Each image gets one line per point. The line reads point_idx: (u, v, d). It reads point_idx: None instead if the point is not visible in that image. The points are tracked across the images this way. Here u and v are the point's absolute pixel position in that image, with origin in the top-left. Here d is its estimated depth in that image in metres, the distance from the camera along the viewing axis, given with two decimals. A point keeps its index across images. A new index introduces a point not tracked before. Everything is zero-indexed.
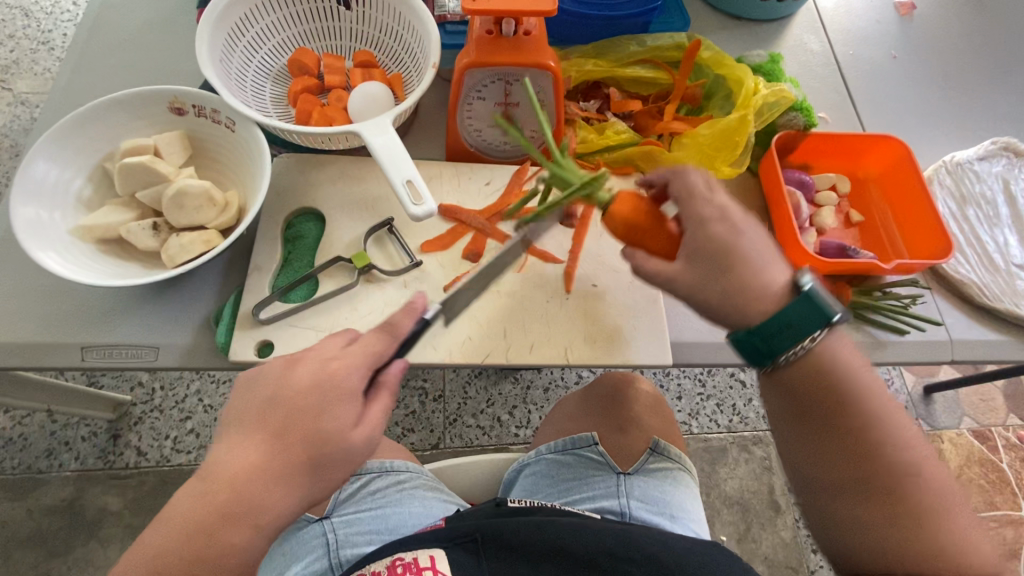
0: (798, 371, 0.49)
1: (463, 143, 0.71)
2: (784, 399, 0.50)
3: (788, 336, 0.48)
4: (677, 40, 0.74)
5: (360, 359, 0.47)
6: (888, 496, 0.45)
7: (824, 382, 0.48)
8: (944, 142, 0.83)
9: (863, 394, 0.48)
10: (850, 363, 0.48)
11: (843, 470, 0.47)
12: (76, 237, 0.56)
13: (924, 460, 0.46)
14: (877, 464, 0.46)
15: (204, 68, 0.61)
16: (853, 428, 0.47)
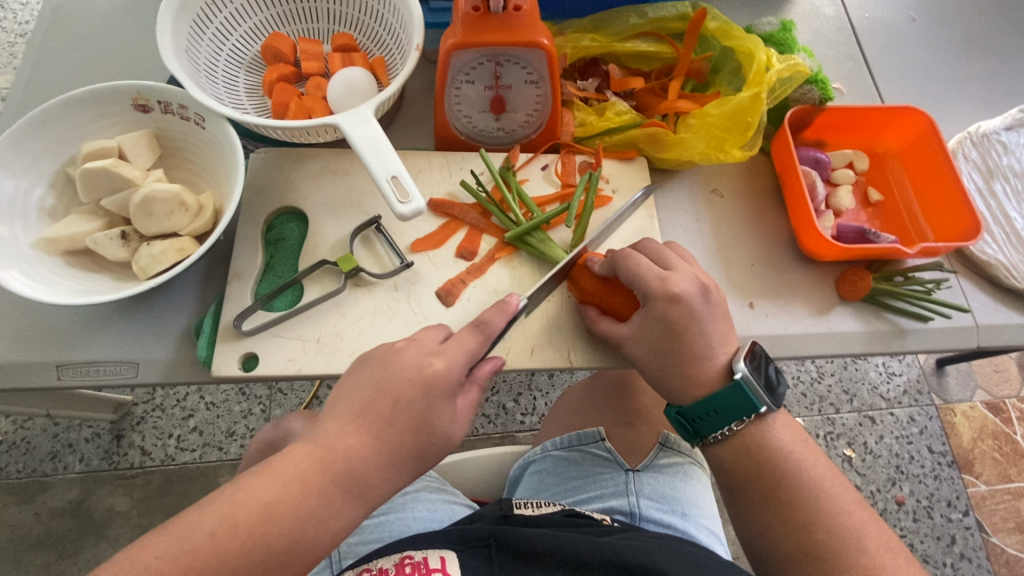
0: (736, 450, 0.54)
1: (453, 132, 0.66)
2: (728, 475, 0.55)
3: (714, 419, 0.53)
4: (680, 9, 0.69)
5: (459, 356, 0.49)
6: (823, 565, 0.50)
7: (757, 460, 0.53)
8: (967, 109, 0.78)
9: (798, 466, 0.53)
10: (782, 434, 0.54)
11: (787, 544, 0.51)
12: (41, 250, 0.52)
13: (859, 525, 0.51)
14: (813, 537, 0.50)
15: (168, 61, 0.56)
16: (795, 502, 0.52)
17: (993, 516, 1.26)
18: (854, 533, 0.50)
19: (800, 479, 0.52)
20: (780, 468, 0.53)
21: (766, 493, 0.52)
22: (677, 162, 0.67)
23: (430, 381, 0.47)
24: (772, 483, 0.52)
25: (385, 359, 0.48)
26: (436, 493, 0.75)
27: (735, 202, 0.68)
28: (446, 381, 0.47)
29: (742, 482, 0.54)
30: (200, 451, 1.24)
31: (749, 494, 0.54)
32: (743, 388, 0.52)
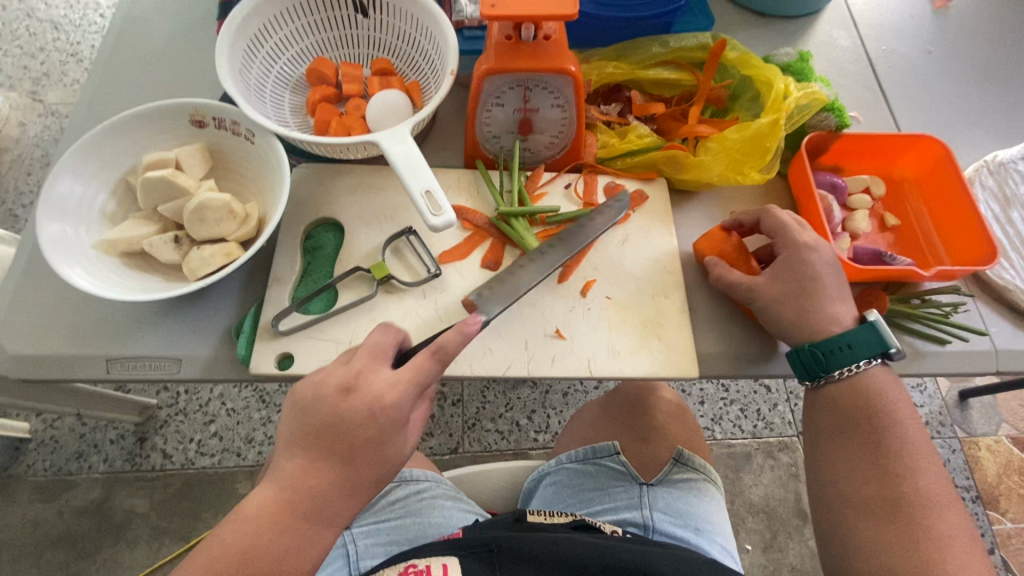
0: (848, 391, 0.56)
1: (481, 150, 0.69)
2: (829, 413, 0.57)
3: (846, 356, 0.56)
4: (700, 40, 0.72)
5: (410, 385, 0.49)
6: (900, 523, 0.52)
7: (863, 404, 0.55)
8: (983, 139, 0.80)
9: (899, 426, 0.55)
10: (893, 391, 0.56)
11: (872, 490, 0.53)
12: (101, 250, 0.56)
13: (942, 497, 0.53)
14: (904, 489, 0.53)
15: (223, 80, 0.61)
16: (898, 456, 0.54)
17: (1020, 555, 1.22)
18: (938, 501, 0.52)
19: (905, 443, 0.54)
20: (884, 412, 0.55)
21: (868, 446, 0.54)
22: (697, 183, 0.70)
23: (383, 420, 0.48)
24: (874, 429, 0.55)
25: (335, 401, 0.48)
26: (450, 501, 0.77)
27: None
28: (397, 418, 0.48)
29: (856, 424, 0.55)
30: (220, 456, 1.27)
31: (850, 439, 0.55)
32: (876, 329, 0.56)
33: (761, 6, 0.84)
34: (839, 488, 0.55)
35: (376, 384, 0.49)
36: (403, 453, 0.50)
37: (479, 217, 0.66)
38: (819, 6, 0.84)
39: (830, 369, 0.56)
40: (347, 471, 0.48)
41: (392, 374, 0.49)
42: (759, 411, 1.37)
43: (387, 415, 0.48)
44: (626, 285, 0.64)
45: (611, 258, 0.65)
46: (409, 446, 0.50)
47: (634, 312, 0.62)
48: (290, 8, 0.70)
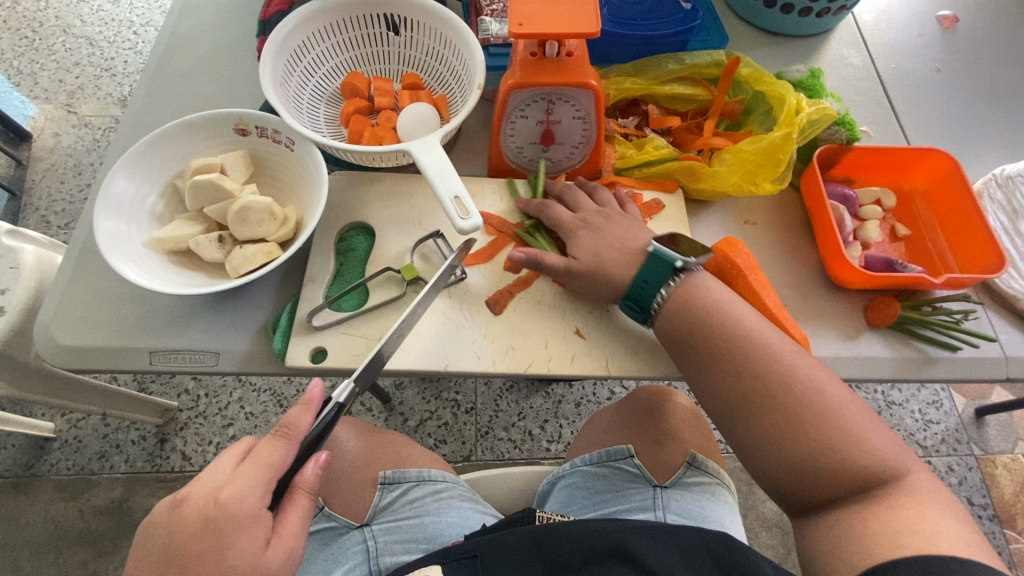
0: (670, 313, 0.60)
1: (505, 159, 0.73)
2: (670, 337, 0.60)
3: (649, 288, 0.61)
4: (715, 57, 0.75)
5: (256, 478, 0.48)
6: (772, 414, 0.53)
7: (682, 316, 0.59)
8: (993, 154, 0.82)
9: (828, 398, 0.53)
10: (698, 295, 0.60)
11: (736, 393, 0.55)
12: (150, 248, 0.60)
13: (809, 379, 0.54)
14: (757, 378, 0.55)
15: (266, 92, 0.66)
16: (732, 353, 0.56)
17: None
18: (800, 388, 0.53)
19: (830, 412, 0.52)
20: (761, 381, 0.54)
21: (802, 422, 0.52)
22: (712, 193, 0.72)
23: (220, 519, 0.46)
24: (701, 335, 0.58)
25: (169, 514, 0.47)
26: (467, 502, 0.79)
27: (767, 232, 0.72)
28: (240, 513, 0.46)
29: (750, 398, 0.55)
30: None
31: (755, 414, 0.54)
32: (659, 255, 0.61)
33: (773, 26, 0.87)
34: (782, 472, 0.52)
35: (212, 481, 0.48)
36: (258, 560, 0.46)
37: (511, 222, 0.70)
38: (829, 26, 0.87)
39: (648, 301, 0.61)
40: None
41: (234, 468, 0.49)
42: None
43: (223, 513, 0.46)
44: None
45: None
46: (268, 552, 0.47)
47: None
48: (328, 26, 0.75)
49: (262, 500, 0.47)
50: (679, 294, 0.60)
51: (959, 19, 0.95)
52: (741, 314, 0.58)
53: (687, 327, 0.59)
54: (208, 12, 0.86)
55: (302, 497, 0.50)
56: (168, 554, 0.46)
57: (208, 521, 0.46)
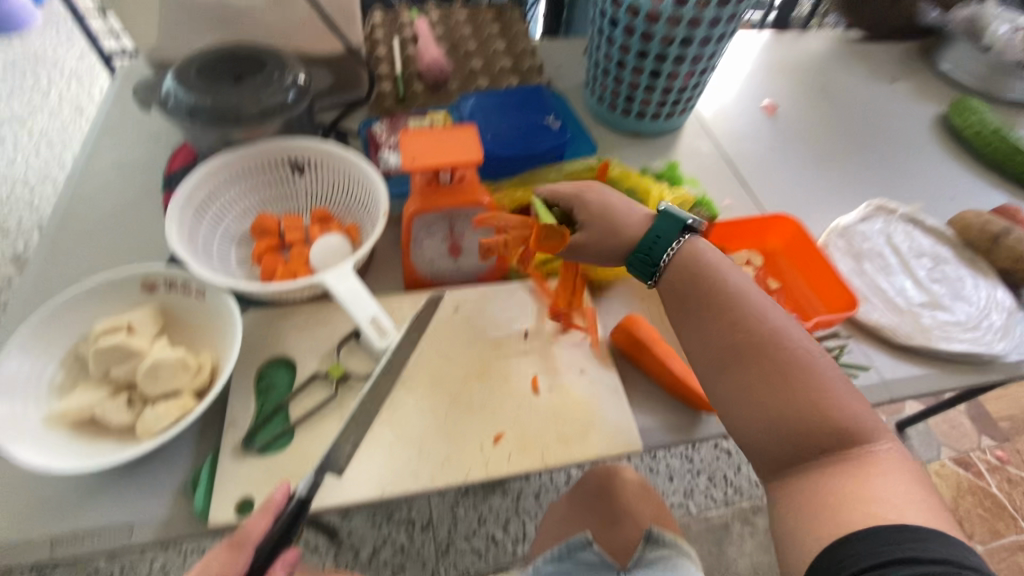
0: (674, 273, 0.65)
1: (418, 275, 0.78)
2: (672, 291, 0.65)
3: (660, 245, 0.66)
4: (587, 163, 0.87)
5: None
6: (761, 355, 0.56)
7: (682, 278, 0.64)
8: (830, 208, 0.98)
9: (818, 368, 0.55)
10: (710, 257, 0.64)
11: (726, 342, 0.58)
12: (49, 424, 0.57)
13: (798, 339, 0.57)
14: (744, 334, 0.58)
15: (172, 245, 0.67)
16: (726, 310, 0.60)
17: None
18: (788, 345, 0.56)
19: (816, 383, 0.54)
20: (753, 339, 0.57)
21: (779, 380, 0.55)
22: (608, 277, 0.81)
23: None
24: (697, 294, 0.62)
25: None
26: None
27: (664, 303, 0.80)
28: None
29: (737, 347, 0.58)
30: None
31: (739, 368, 0.57)
32: (669, 213, 0.67)
33: (634, 128, 1.03)
34: (759, 430, 0.54)
35: None
36: None
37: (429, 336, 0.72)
38: (678, 123, 1.04)
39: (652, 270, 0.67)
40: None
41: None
42: (727, 477, 1.47)
43: None
44: (565, 377, 0.70)
45: (548, 351, 0.73)
46: None
47: (577, 399, 0.68)
48: (234, 177, 0.80)
49: None
50: (686, 252, 0.65)
51: (778, 107, 1.17)
52: (734, 280, 0.62)
53: (691, 277, 0.63)
54: (112, 174, 0.89)
55: None
56: None
57: None
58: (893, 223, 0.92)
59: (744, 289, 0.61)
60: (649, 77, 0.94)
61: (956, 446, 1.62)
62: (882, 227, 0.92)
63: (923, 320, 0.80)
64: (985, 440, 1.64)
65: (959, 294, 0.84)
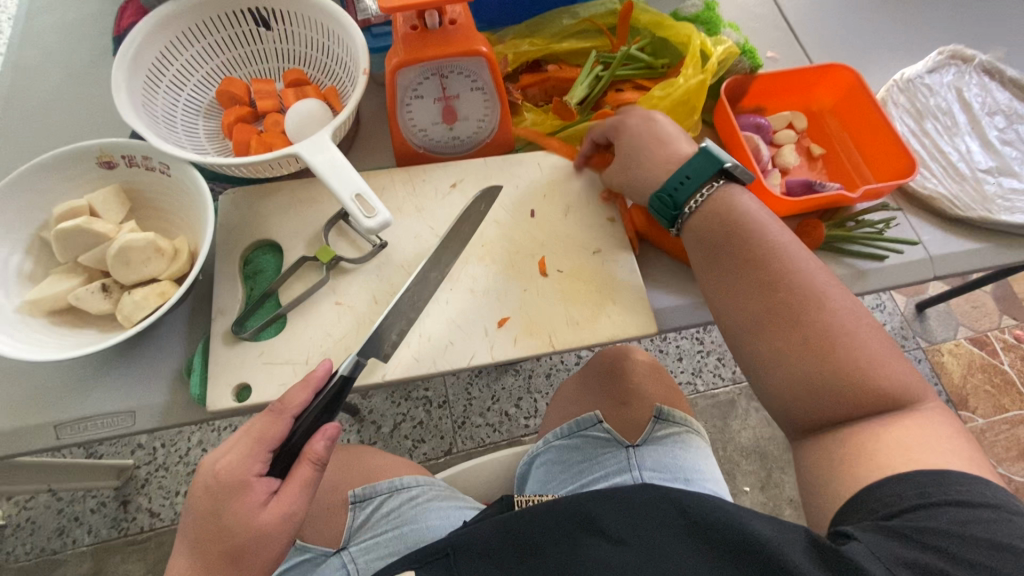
0: (703, 217, 0.58)
1: (410, 146, 0.68)
2: (697, 244, 0.58)
3: (687, 187, 0.59)
4: (609, 6, 0.72)
5: (247, 446, 0.49)
6: (803, 336, 0.50)
7: (716, 217, 0.57)
8: (892, 58, 0.83)
9: (851, 320, 0.50)
10: (743, 206, 0.57)
11: (756, 306, 0.53)
12: (26, 313, 0.54)
13: (831, 288, 0.52)
14: (782, 289, 0.52)
15: (125, 115, 0.59)
16: (755, 262, 0.54)
17: None
18: (821, 292, 0.51)
19: (829, 319, 0.50)
20: (784, 283, 0.52)
21: (808, 325, 0.50)
22: None
23: (217, 488, 0.47)
24: (725, 234, 0.56)
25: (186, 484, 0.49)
26: (446, 500, 0.71)
27: None
28: (236, 480, 0.47)
29: (775, 311, 0.52)
30: None
31: (777, 330, 0.51)
32: (710, 154, 0.59)
33: None
34: (783, 383, 0.50)
35: (216, 453, 0.49)
36: (256, 518, 0.46)
37: (435, 215, 0.65)
38: None
39: (682, 202, 0.59)
40: (197, 553, 0.46)
41: (232, 439, 0.50)
42: None
43: (219, 482, 0.47)
44: (576, 257, 0.64)
45: (557, 230, 0.65)
46: (266, 511, 0.47)
47: (588, 282, 0.63)
48: (188, 33, 0.68)
49: (255, 468, 0.48)
50: (720, 198, 0.58)
51: None
52: (760, 215, 0.57)
53: (716, 218, 0.57)
54: (53, 37, 0.77)
55: (305, 464, 0.49)
56: (182, 524, 0.48)
57: (212, 490, 0.47)
58: (967, 74, 0.78)
59: (759, 222, 0.56)
60: None
61: (974, 325, 1.58)
62: (954, 78, 0.78)
63: (987, 188, 0.70)
64: (1006, 319, 1.60)
65: None
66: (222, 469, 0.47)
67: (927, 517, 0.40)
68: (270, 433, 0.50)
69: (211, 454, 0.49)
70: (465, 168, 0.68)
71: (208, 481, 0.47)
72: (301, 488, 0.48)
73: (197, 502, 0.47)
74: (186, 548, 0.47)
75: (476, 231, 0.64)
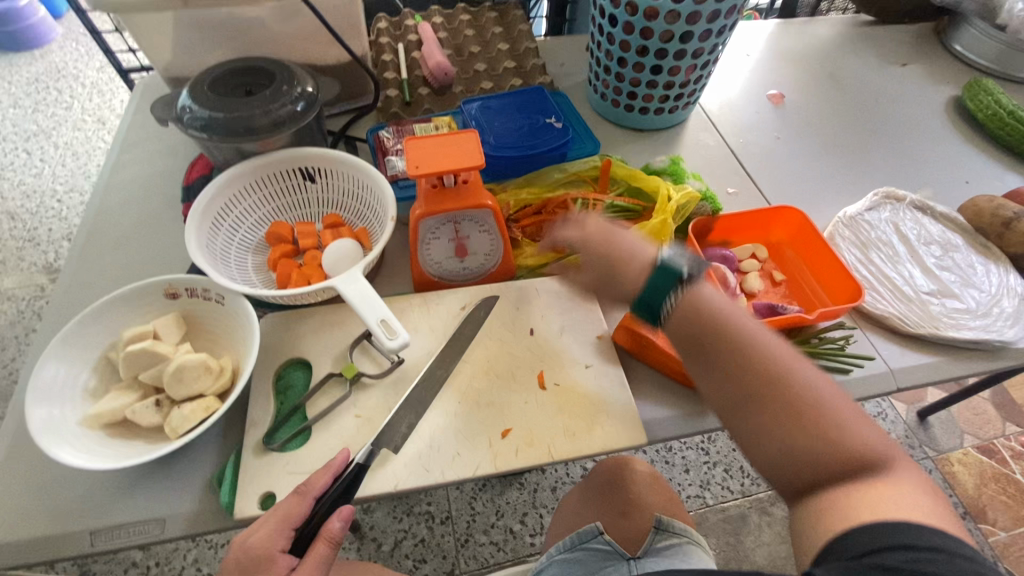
0: (688, 317, 0.58)
1: (426, 276, 0.80)
2: (682, 337, 0.59)
3: (660, 294, 0.60)
4: (592, 162, 0.89)
5: (270, 525, 0.56)
6: (792, 421, 0.51)
7: (695, 315, 0.58)
8: (838, 198, 0.97)
9: (830, 408, 0.51)
10: (711, 298, 0.58)
11: (739, 399, 0.54)
12: (86, 426, 0.61)
13: (801, 373, 0.53)
14: (759, 385, 0.53)
15: (192, 255, 0.71)
16: (733, 356, 0.55)
17: None
18: (800, 382, 0.52)
19: (795, 394, 0.52)
20: (756, 372, 0.54)
21: (784, 416, 0.51)
22: None
23: (246, 561, 0.55)
24: (713, 339, 0.56)
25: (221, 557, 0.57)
26: None
27: None
28: (262, 554, 0.55)
29: (753, 394, 0.53)
30: None
31: (755, 413, 0.53)
32: (667, 266, 0.60)
33: (638, 124, 1.04)
34: (769, 464, 0.52)
35: (248, 528, 0.57)
36: None
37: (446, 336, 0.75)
38: (682, 118, 1.05)
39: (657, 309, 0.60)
40: None
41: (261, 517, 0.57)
42: (744, 469, 1.47)
43: (248, 556, 0.55)
44: (570, 372, 0.72)
45: (553, 348, 0.74)
46: None
47: (582, 394, 0.70)
48: (248, 187, 0.83)
49: (279, 543, 0.56)
50: (694, 299, 0.58)
51: (784, 96, 1.16)
52: (725, 307, 0.58)
53: (694, 324, 0.58)
54: (135, 187, 0.93)
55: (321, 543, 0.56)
56: None
57: (240, 563, 0.55)
58: (901, 211, 0.92)
59: (718, 302, 0.58)
60: (651, 74, 0.95)
61: (979, 433, 1.59)
62: (890, 215, 0.91)
63: (931, 308, 0.80)
64: (1010, 426, 1.60)
65: (970, 282, 0.83)
66: (250, 544, 0.55)
67: (880, 557, 0.43)
68: (292, 515, 0.57)
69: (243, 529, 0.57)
70: (473, 293, 0.79)
71: (238, 555, 0.55)
72: (314, 565, 0.55)
73: (228, 572, 0.55)
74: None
75: (482, 349, 0.73)
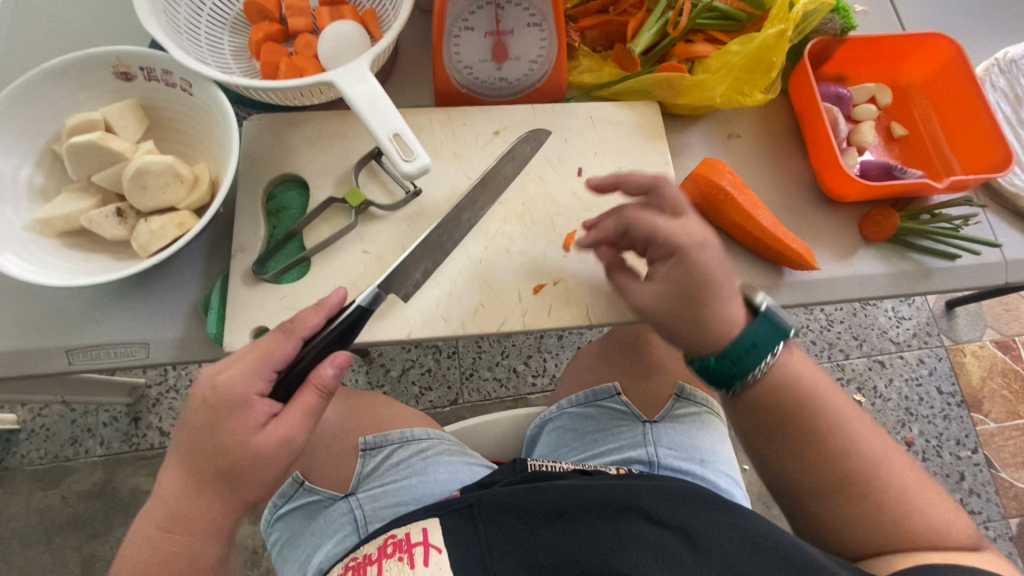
0: (767, 392, 0.49)
1: (452, 85, 0.62)
2: (752, 418, 0.51)
3: (753, 356, 0.49)
4: None
5: (248, 364, 0.45)
6: (857, 491, 0.47)
7: (779, 404, 0.49)
8: (994, 31, 0.73)
9: (902, 476, 0.48)
10: (808, 382, 0.50)
11: (820, 473, 0.48)
12: (36, 232, 0.50)
13: (865, 430, 0.49)
14: (836, 456, 0.48)
15: (145, 21, 0.53)
16: (811, 431, 0.49)
17: (1002, 452, 1.33)
18: (873, 453, 0.48)
19: (872, 470, 0.47)
20: (839, 448, 0.48)
21: (856, 485, 0.47)
22: (698, 107, 0.63)
23: (214, 402, 0.44)
24: (794, 429, 0.49)
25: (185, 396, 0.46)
26: (454, 455, 0.65)
27: (753, 144, 0.64)
28: (234, 397, 0.44)
29: (834, 478, 0.48)
30: None
31: (836, 498, 0.48)
32: (772, 318, 0.49)
33: None
34: (838, 521, 0.47)
35: (215, 366, 0.46)
36: (252, 439, 0.43)
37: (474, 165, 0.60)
38: None
39: (745, 375, 0.49)
40: (190, 465, 0.44)
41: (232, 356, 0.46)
42: None
43: (217, 397, 0.44)
44: None
45: (604, 194, 0.60)
46: (263, 432, 0.44)
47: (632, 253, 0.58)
48: None
49: (255, 387, 0.45)
50: (788, 413, 0.49)
51: None
52: (818, 381, 0.50)
53: (772, 412, 0.50)
54: None
55: (309, 390, 0.45)
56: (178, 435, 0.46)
57: (208, 404, 0.44)
58: None
59: (807, 382, 0.50)
60: None
61: (1002, 329, 1.43)
62: None
63: None
64: None
65: None
66: (219, 385, 0.44)
67: None
68: (275, 355, 0.46)
69: (210, 366, 0.45)
70: (510, 113, 0.62)
71: (205, 396, 0.44)
72: (301, 413, 0.45)
73: (192, 414, 0.44)
74: (178, 464, 0.45)
75: (517, 186, 0.60)
